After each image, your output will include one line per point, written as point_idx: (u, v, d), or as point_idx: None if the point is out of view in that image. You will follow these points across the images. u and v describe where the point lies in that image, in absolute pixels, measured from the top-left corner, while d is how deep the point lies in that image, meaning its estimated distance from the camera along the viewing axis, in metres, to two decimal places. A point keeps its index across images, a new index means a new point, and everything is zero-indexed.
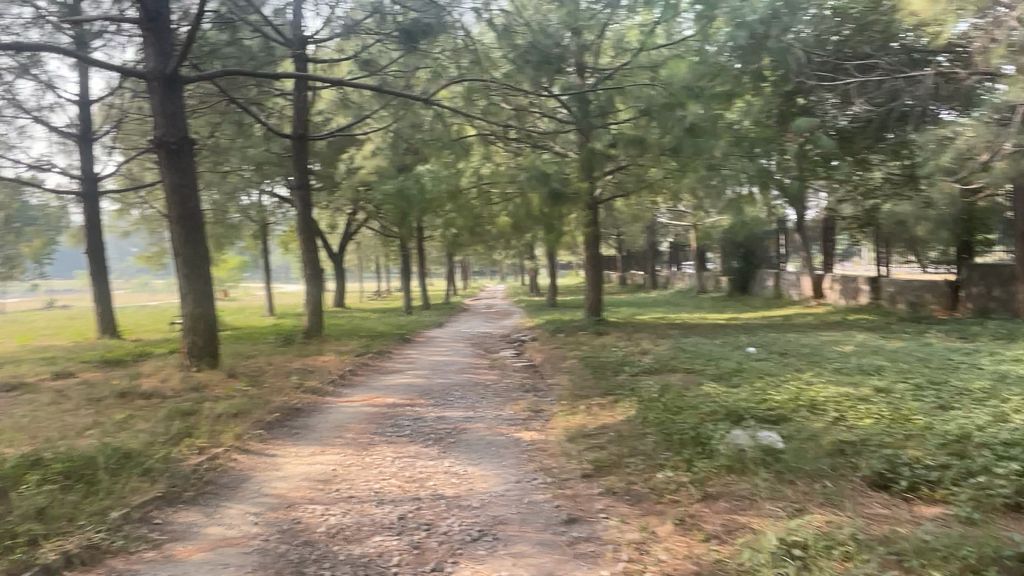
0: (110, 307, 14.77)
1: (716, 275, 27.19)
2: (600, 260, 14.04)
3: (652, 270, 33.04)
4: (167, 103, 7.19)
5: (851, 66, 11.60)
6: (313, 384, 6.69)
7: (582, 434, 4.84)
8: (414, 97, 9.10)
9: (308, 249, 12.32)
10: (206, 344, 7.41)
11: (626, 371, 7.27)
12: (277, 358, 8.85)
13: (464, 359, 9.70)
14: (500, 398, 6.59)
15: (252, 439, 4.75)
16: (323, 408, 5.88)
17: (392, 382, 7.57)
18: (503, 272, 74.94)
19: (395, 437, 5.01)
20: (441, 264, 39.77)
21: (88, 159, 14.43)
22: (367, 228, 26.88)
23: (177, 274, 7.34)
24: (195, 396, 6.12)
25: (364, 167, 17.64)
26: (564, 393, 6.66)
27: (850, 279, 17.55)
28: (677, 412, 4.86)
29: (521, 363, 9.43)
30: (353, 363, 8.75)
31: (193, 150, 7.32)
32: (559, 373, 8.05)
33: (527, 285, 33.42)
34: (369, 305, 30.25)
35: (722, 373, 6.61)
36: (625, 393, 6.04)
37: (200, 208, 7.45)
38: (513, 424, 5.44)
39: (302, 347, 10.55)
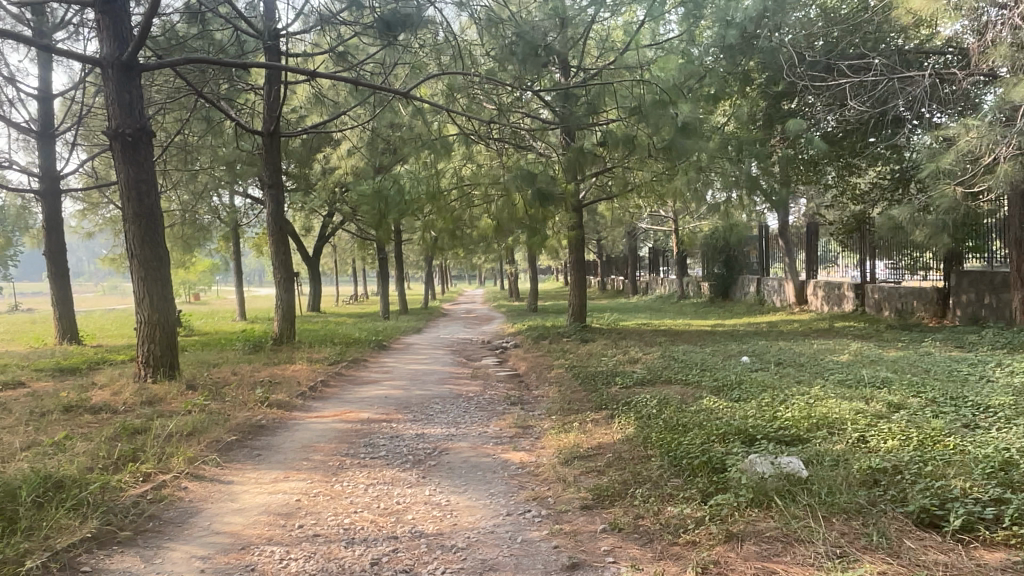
0: (71, 311, 14.02)
1: (697, 280, 26.92)
2: (583, 265, 13.61)
3: (632, 276, 32.72)
4: (123, 91, 6.60)
5: (844, 67, 11.29)
6: (279, 398, 6.15)
7: (577, 456, 4.37)
8: (393, 92, 8.61)
9: (281, 251, 11.73)
10: (164, 353, 6.84)
11: (618, 382, 6.82)
12: (243, 368, 8.28)
13: (444, 369, 9.20)
14: (483, 413, 6.10)
15: (207, 463, 4.23)
16: (288, 426, 5.35)
17: (366, 394, 7.05)
18: (481, 276, 74.40)
19: (368, 459, 4.50)
20: (419, 269, 39.19)
21: (48, 155, 13.70)
22: (342, 231, 26.22)
23: (133, 276, 6.76)
24: (148, 411, 5.57)
25: (340, 167, 17.07)
26: (552, 406, 6.19)
27: (835, 286, 17.31)
28: (681, 431, 4.41)
29: (504, 373, 8.94)
30: (326, 372, 8.20)
31: (151, 143, 6.76)
32: (545, 385, 7.58)
33: (506, 290, 32.94)
34: (344, 309, 29.60)
35: (722, 385, 6.18)
36: (619, 407, 5.58)
37: (159, 205, 6.89)
38: (499, 443, 4.95)
39: (272, 355, 9.97)
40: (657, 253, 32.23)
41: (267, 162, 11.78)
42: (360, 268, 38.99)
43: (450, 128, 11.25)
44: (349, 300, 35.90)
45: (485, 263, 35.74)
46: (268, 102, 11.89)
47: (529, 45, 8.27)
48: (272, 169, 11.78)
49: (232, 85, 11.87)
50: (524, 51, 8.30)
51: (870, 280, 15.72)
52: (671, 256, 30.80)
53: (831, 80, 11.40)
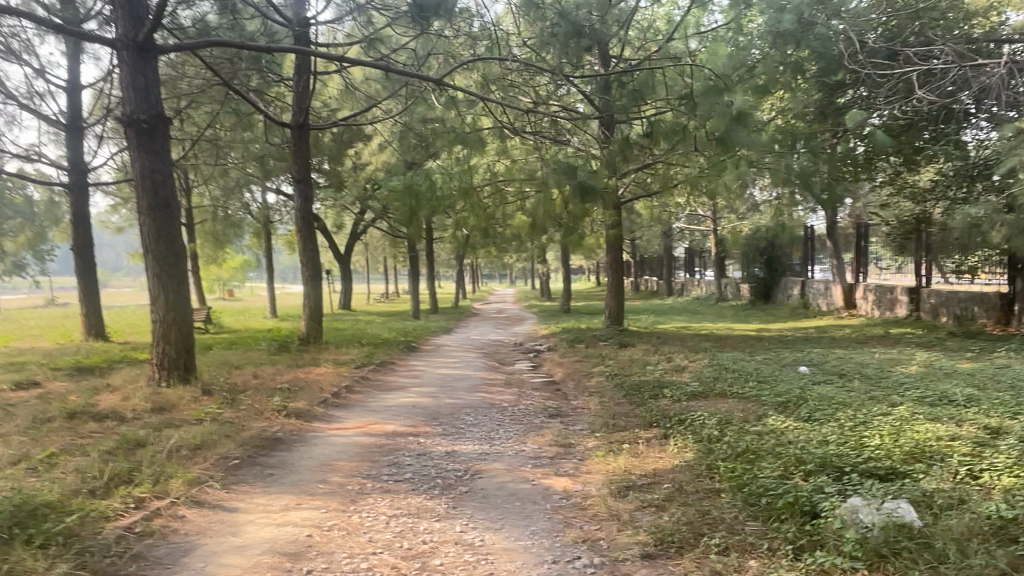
0: (98, 306, 13.78)
1: (736, 283, 26.03)
2: (622, 265, 12.96)
3: (667, 277, 31.92)
4: (138, 76, 6.20)
5: (910, 54, 10.47)
6: (298, 405, 5.66)
7: (630, 485, 3.79)
8: (426, 78, 8.10)
9: (309, 248, 11.29)
10: (179, 355, 6.38)
11: (666, 394, 6.20)
12: (264, 371, 7.83)
13: (476, 374, 8.66)
14: (519, 427, 5.54)
15: (210, 485, 3.73)
16: (306, 440, 4.84)
17: (392, 401, 6.53)
18: (512, 276, 73.89)
19: (392, 483, 3.97)
20: (450, 267, 38.84)
21: (77, 148, 13.46)
22: (373, 228, 25.84)
23: (147, 273, 6.31)
24: (155, 420, 5.11)
25: (372, 162, 16.67)
26: (595, 421, 5.60)
27: (887, 290, 16.40)
28: (754, 458, 3.82)
29: (539, 380, 8.39)
30: (351, 376, 7.72)
31: (168, 130, 6.34)
32: (586, 395, 6.99)
33: (538, 290, 32.41)
34: (373, 308, 29.26)
35: (786, 401, 5.54)
36: (673, 424, 4.98)
37: (177, 197, 6.46)
38: (538, 465, 4.38)
39: (297, 356, 9.52)
40: (693, 254, 31.37)
41: (296, 156, 11.31)
42: (390, 267, 38.65)
43: (485, 121, 10.72)
44: (380, 299, 35.61)
45: (516, 263, 35.19)
46: (296, 95, 11.30)
47: (571, 26, 7.70)
48: (301, 162, 11.33)
49: (264, 77, 11.45)
50: (566, 32, 7.72)
51: (925, 283, 14.83)
52: (708, 257, 29.95)
53: (895, 69, 10.59)
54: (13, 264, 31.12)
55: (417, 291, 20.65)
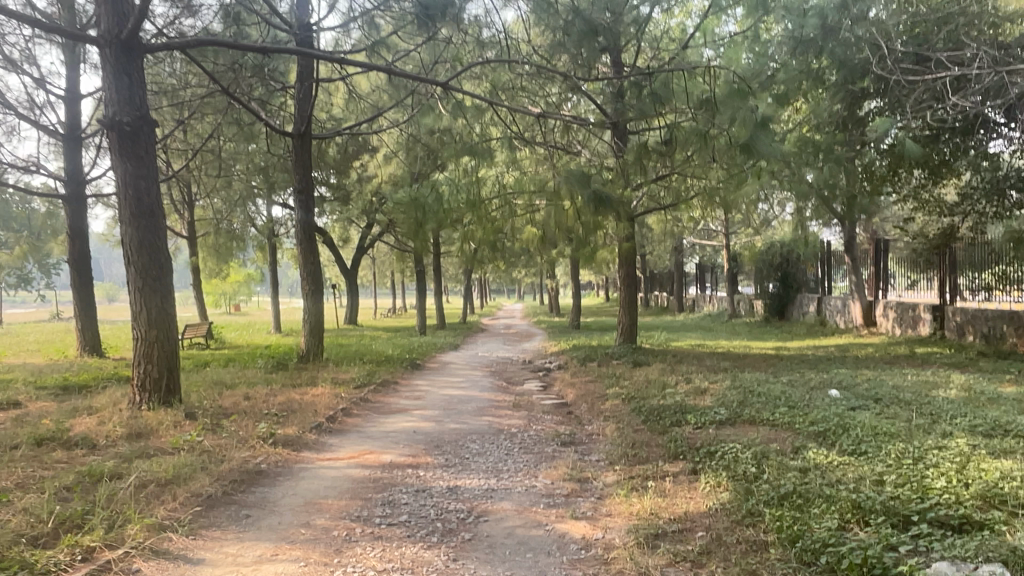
0: (94, 321, 13.37)
1: (750, 299, 25.45)
2: (635, 280, 12.46)
3: (678, 292, 31.38)
4: (121, 75, 5.80)
5: (941, 59, 9.98)
6: (288, 432, 5.18)
7: (659, 533, 3.29)
8: (432, 82, 7.68)
9: (310, 261, 10.84)
10: (162, 376, 5.91)
11: (688, 420, 5.69)
12: (257, 392, 7.35)
13: (483, 395, 8.16)
14: (530, 458, 5.03)
15: (174, 531, 3.25)
16: (293, 473, 4.35)
17: (391, 426, 6.03)
18: (521, 291, 73.44)
19: (385, 528, 3.47)
20: (458, 282, 38.43)
21: (75, 158, 13.11)
22: (380, 242, 25.43)
23: (128, 286, 5.86)
24: (129, 449, 4.62)
25: (379, 175, 16.30)
26: (613, 451, 5.08)
27: (909, 307, 15.82)
28: (802, 503, 3.31)
29: (550, 402, 7.88)
30: (349, 397, 7.23)
31: (153, 134, 5.92)
32: (601, 419, 6.48)
33: (547, 306, 31.95)
34: (380, 323, 28.81)
35: (824, 431, 5.02)
36: (701, 456, 4.46)
37: (162, 206, 6.02)
38: (552, 505, 3.87)
39: (296, 375, 9.05)
40: (705, 269, 30.83)
41: (298, 167, 10.87)
42: (398, 282, 38.27)
43: (494, 130, 10.29)
44: (387, 314, 35.16)
45: (524, 278, 34.71)
46: (298, 103, 10.87)
47: (586, 25, 7.28)
48: (302, 174, 10.89)
49: (266, 85, 11.01)
50: (581, 32, 7.31)
51: (950, 300, 14.25)
52: (721, 272, 29.41)
53: (925, 74, 10.09)
54: (20, 277, 30.91)
55: (423, 306, 20.19)
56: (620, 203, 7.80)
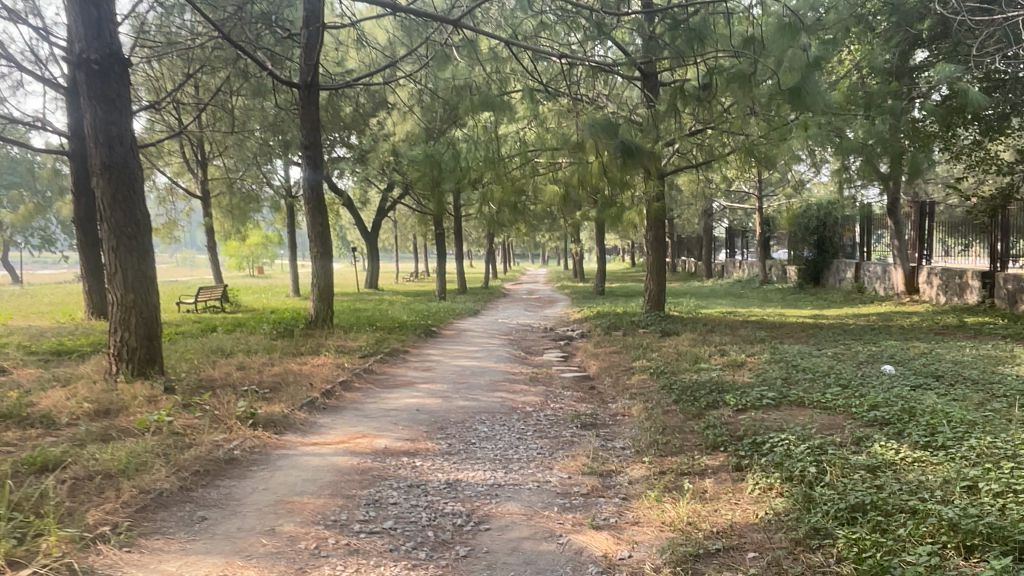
0: (101, 283, 12.93)
1: (782, 265, 24.45)
2: (664, 244, 11.68)
3: (706, 258, 30.42)
4: (89, 6, 5.15)
5: None
6: (273, 410, 4.59)
7: (700, 556, 2.64)
8: (444, 19, 6.92)
9: (318, 222, 10.23)
10: (139, 346, 5.34)
11: (726, 399, 5.02)
12: (254, 362, 6.79)
13: (497, 366, 7.53)
14: (545, 446, 4.38)
15: (104, 543, 2.67)
16: (268, 462, 3.75)
17: (393, 403, 5.42)
18: (545, 256, 72.58)
19: (363, 538, 2.85)
20: (481, 246, 37.74)
21: (77, 113, 12.54)
22: (399, 204, 24.79)
23: (102, 244, 5.26)
24: (87, 430, 4.04)
25: (396, 132, 15.58)
26: (642, 438, 4.40)
27: (956, 274, 14.84)
28: (881, 520, 2.63)
29: (570, 375, 7.22)
30: (352, 369, 6.63)
31: (125, 74, 5.29)
32: (626, 397, 5.81)
33: (571, 271, 31.20)
34: (400, 287, 28.29)
35: (889, 418, 4.32)
36: (746, 448, 3.80)
37: (137, 154, 5.41)
38: (569, 509, 3.22)
39: (300, 342, 8.50)
40: (735, 234, 29.79)
41: (305, 121, 10.18)
42: (419, 245, 37.66)
43: (514, 80, 9.51)
44: (408, 278, 34.66)
45: (548, 242, 33.90)
46: (306, 50, 10.13)
47: None
48: (309, 129, 10.21)
49: (272, 32, 10.29)
50: None
51: (1002, 267, 13.26)
52: (751, 237, 28.36)
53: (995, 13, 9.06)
54: (43, 237, 30.90)
55: (442, 270, 19.56)
56: (653, 155, 7.03)
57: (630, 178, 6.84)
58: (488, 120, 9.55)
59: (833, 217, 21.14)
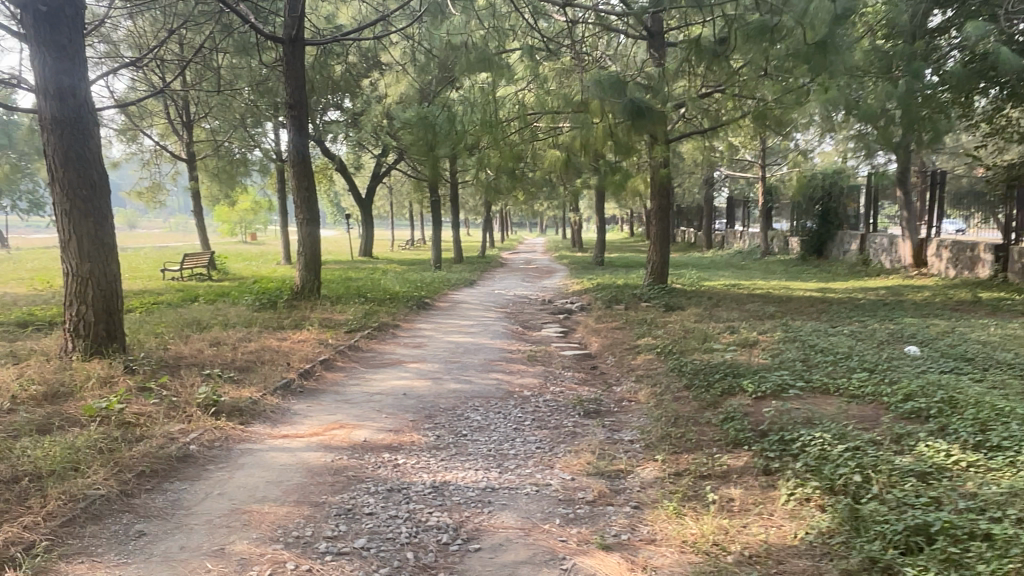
0: None
1: (785, 236, 23.92)
2: (669, 213, 11.15)
3: (707, 228, 29.86)
4: None
5: None
6: (242, 395, 4.12)
7: None
8: None
9: (304, 187, 9.68)
10: (98, 321, 4.86)
11: (743, 384, 4.56)
12: (230, 337, 6.30)
13: (493, 343, 7.06)
14: (544, 439, 3.92)
15: (11, 570, 2.20)
16: (229, 459, 3.29)
17: (377, 385, 4.95)
18: (543, 225, 71.75)
19: (329, 561, 2.39)
20: (477, 214, 37.08)
21: None
22: (394, 170, 24.13)
23: (54, 208, 4.74)
24: (26, 420, 3.55)
25: (389, 94, 14.93)
26: (654, 431, 3.94)
27: (967, 247, 14.35)
28: (956, 551, 2.17)
29: (571, 354, 6.76)
30: (336, 346, 6.14)
31: (76, 17, 4.70)
32: (633, 381, 5.35)
33: (569, 240, 30.65)
34: (394, 255, 27.70)
35: (929, 412, 3.87)
36: (774, 447, 3.33)
37: (93, 106, 4.85)
38: (574, 522, 2.76)
39: (284, 315, 8.02)
40: (736, 204, 29.17)
41: (290, 79, 9.54)
42: (415, 213, 36.97)
43: (514, 38, 8.91)
44: (403, 246, 34.06)
45: (546, 210, 33.24)
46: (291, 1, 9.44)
47: None
48: (295, 87, 9.58)
49: None
50: None
51: (1016, 240, 12.78)
52: (754, 207, 27.78)
53: None
54: (29, 200, 30.18)
55: (437, 238, 18.99)
56: (663, 116, 6.48)
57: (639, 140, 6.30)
58: (486, 81, 8.96)
59: (839, 187, 20.58)
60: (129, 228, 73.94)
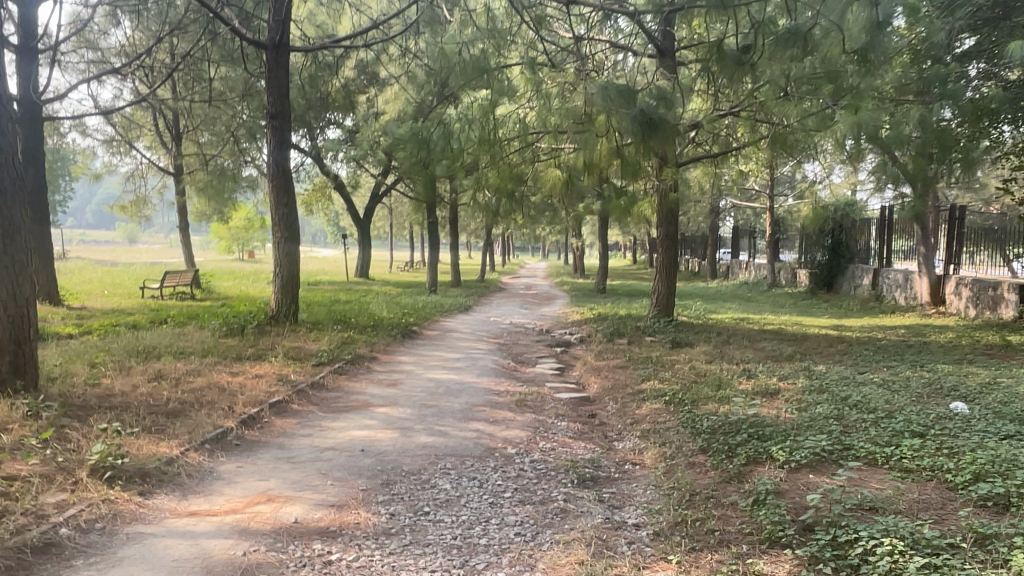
0: (50, 264, 11.56)
1: (792, 268, 23.14)
2: (676, 241, 10.40)
3: (712, 257, 29.14)
4: None
5: None
6: (154, 455, 3.33)
7: None
8: None
9: (283, 203, 8.94)
10: (3, 354, 4.13)
11: (772, 450, 3.77)
12: (177, 370, 5.50)
13: (478, 381, 6.27)
14: (526, 520, 3.12)
15: None
16: (106, 551, 2.51)
17: (334, 437, 4.15)
18: (544, 249, 71.04)
19: None
20: (477, 237, 36.40)
21: (30, 81, 10.67)
22: (392, 191, 23.49)
23: None
24: None
25: (386, 111, 14.31)
26: (665, 515, 3.14)
27: (989, 286, 13.58)
28: None
29: (566, 397, 5.96)
30: (296, 383, 5.35)
31: None
32: (637, 437, 4.54)
33: (570, 266, 29.92)
34: (391, 277, 26.96)
35: (1013, 500, 3.05)
36: (827, 556, 2.52)
37: (6, 100, 4.12)
38: None
39: (249, 344, 7.24)
40: (742, 233, 28.44)
41: (273, 87, 8.81)
42: (415, 234, 36.28)
43: (514, 50, 8.24)
44: (402, 268, 33.33)
45: (547, 235, 32.54)
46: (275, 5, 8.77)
47: None
48: (278, 96, 8.86)
49: None
50: None
51: None
52: (761, 238, 27.06)
53: None
54: None
55: (433, 260, 18.23)
56: (676, 132, 5.77)
57: (650, 157, 5.56)
58: (484, 96, 8.27)
59: (851, 219, 19.89)
60: (128, 242, 73.51)
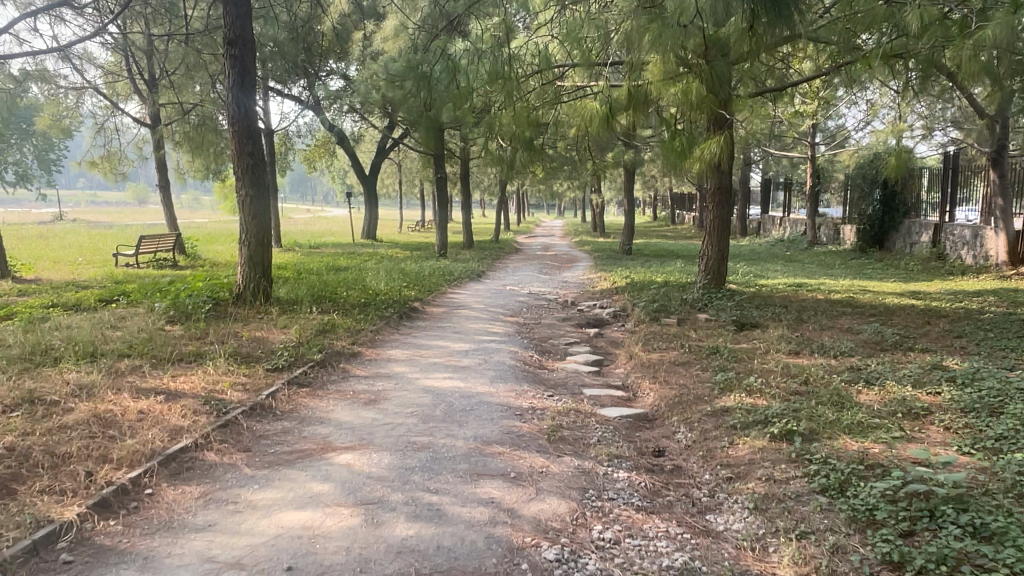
0: None
1: (835, 224, 21.06)
2: (730, 194, 8.56)
3: (743, 213, 27.09)
4: None
5: None
6: None
7: None
8: None
9: (246, 151, 7.13)
10: None
11: None
12: (55, 389, 3.80)
13: (492, 390, 4.53)
14: None
15: None
16: None
17: (252, 530, 2.46)
18: (559, 206, 68.94)
19: None
20: (491, 193, 34.45)
21: None
22: (398, 145, 21.57)
23: None
24: None
25: (385, 48, 12.33)
26: None
27: None
28: None
29: (616, 416, 4.20)
30: (227, 411, 3.63)
31: None
32: (750, 514, 2.80)
33: (590, 223, 28.05)
34: (401, 238, 25.19)
35: None
36: None
37: None
38: None
39: (194, 335, 5.54)
40: (776, 186, 26.28)
41: (229, 3, 6.91)
42: (424, 192, 34.30)
43: None
44: (411, 227, 31.47)
45: (566, 191, 30.59)
46: None
47: None
48: (236, 15, 6.96)
49: None
50: None
51: None
52: (798, 192, 24.92)
53: None
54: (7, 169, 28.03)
55: (440, 220, 16.33)
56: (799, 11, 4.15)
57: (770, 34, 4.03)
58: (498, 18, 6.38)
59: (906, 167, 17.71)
60: (137, 203, 72.03)
